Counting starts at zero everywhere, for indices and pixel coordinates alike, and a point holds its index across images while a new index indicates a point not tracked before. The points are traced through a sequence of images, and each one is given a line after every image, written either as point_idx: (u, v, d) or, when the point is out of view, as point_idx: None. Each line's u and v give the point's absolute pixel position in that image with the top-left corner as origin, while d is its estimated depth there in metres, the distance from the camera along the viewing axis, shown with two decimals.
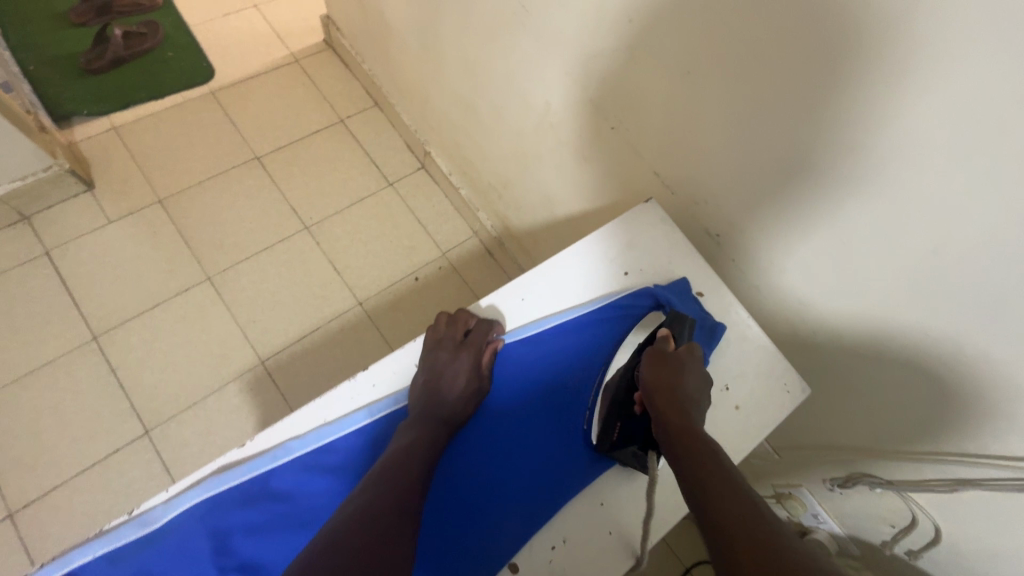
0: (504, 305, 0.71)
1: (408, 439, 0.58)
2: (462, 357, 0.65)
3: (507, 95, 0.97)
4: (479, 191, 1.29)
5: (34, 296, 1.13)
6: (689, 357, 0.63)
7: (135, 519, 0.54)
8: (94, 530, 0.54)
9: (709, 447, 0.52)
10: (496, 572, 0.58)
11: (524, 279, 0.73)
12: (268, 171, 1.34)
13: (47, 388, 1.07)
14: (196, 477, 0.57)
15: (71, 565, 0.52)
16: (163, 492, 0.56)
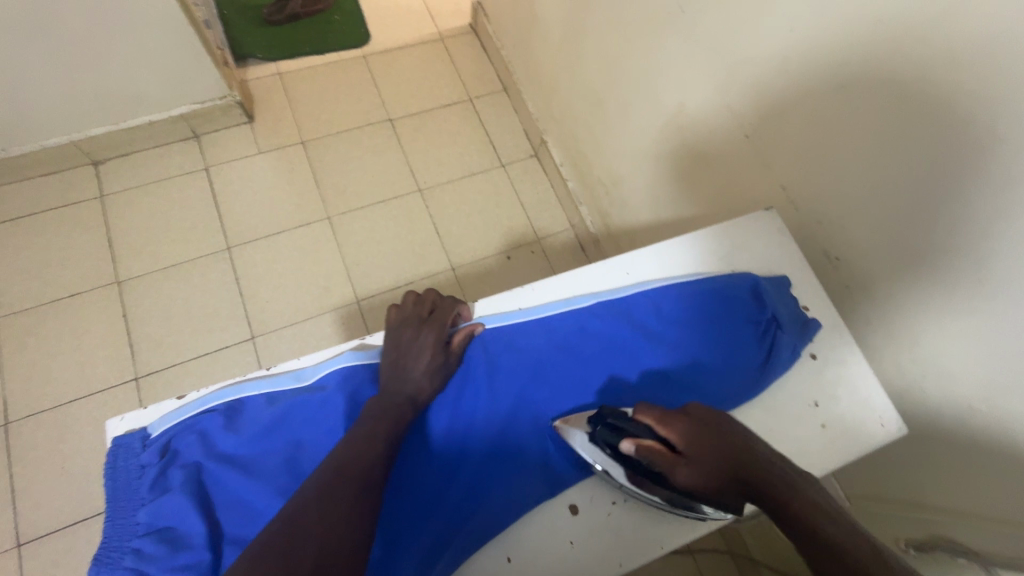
0: (609, 270, 0.71)
1: (373, 406, 0.53)
2: (426, 335, 0.59)
3: (640, 94, 0.99)
4: (586, 186, 1.32)
5: (189, 202, 1.31)
6: (680, 434, 0.53)
7: (292, 372, 0.55)
8: (258, 371, 0.54)
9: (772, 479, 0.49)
10: (551, 507, 0.57)
11: (635, 253, 0.73)
12: (397, 133, 1.46)
13: (183, 281, 1.23)
14: (353, 346, 0.59)
15: (240, 394, 0.52)
16: (316, 355, 0.57)
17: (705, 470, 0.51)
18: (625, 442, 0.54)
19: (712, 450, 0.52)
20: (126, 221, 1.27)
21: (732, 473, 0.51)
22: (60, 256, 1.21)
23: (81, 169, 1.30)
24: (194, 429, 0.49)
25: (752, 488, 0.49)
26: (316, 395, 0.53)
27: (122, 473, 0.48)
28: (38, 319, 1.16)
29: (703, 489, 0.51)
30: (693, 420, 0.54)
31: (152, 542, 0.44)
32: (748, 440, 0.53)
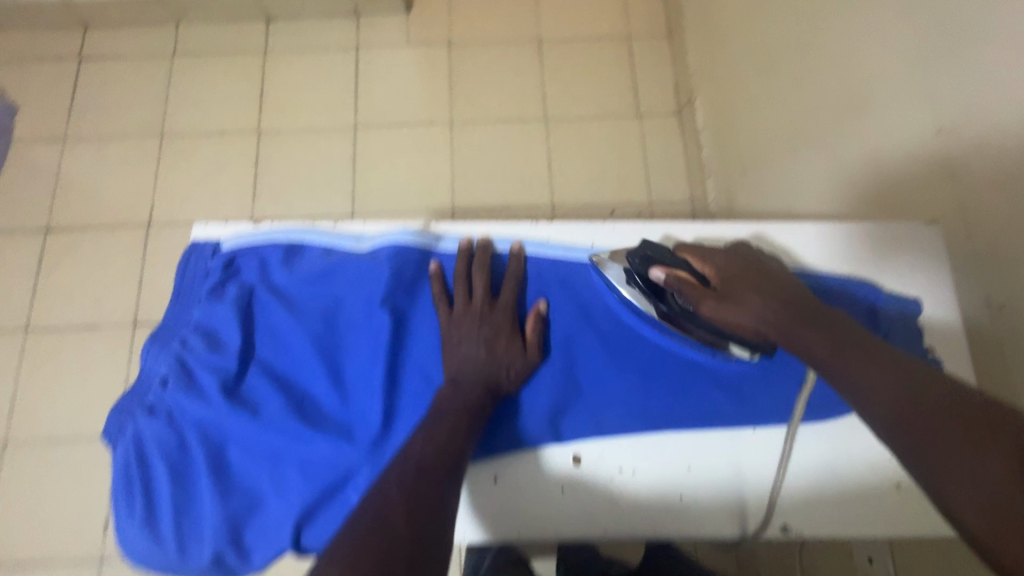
0: (697, 234, 0.61)
1: (445, 391, 0.45)
2: (497, 324, 0.49)
3: (821, 61, 0.83)
4: (722, 159, 1.18)
5: (334, 76, 1.38)
6: (721, 263, 0.49)
7: (354, 232, 0.53)
8: (324, 221, 0.54)
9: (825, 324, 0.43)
10: (554, 454, 0.50)
11: (731, 225, 0.63)
12: (542, 56, 1.40)
13: (311, 146, 1.32)
14: (416, 224, 0.54)
15: (301, 236, 0.52)
16: (379, 223, 0.54)
17: (741, 300, 0.47)
18: (656, 269, 0.51)
19: (745, 279, 0.48)
20: (279, 80, 1.37)
21: (774, 305, 0.46)
22: (222, 98, 1.35)
23: (255, 23, 1.41)
24: (254, 255, 0.52)
25: (792, 318, 0.45)
26: (363, 260, 0.51)
27: (190, 271, 0.52)
28: (193, 147, 1.31)
29: (732, 320, 0.47)
30: (731, 257, 0.51)
31: (193, 337, 0.48)
32: (783, 277, 0.49)
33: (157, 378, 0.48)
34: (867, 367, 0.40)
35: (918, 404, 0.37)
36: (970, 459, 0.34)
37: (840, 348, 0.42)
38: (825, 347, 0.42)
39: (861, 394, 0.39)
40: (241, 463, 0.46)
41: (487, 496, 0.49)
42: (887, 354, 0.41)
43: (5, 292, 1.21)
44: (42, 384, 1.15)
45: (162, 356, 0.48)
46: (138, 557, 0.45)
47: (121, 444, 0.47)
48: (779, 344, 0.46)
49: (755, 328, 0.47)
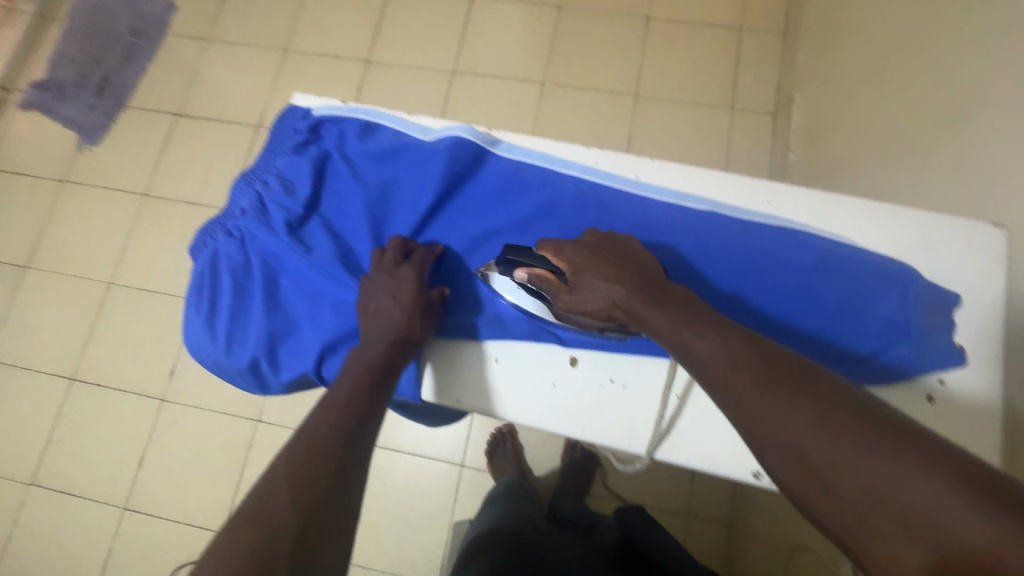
0: (748, 187, 0.55)
1: (354, 358, 0.49)
2: (391, 298, 0.50)
3: (935, 65, 0.78)
4: (808, 163, 1.14)
5: (446, 21, 1.45)
6: (572, 255, 0.47)
7: (423, 125, 0.59)
8: (399, 111, 0.60)
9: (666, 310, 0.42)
10: (552, 353, 0.52)
11: (799, 188, 0.55)
12: (647, 34, 1.40)
13: (410, 83, 1.41)
14: (481, 127, 0.58)
15: (379, 119, 0.59)
16: (447, 122, 0.60)
17: (591, 290, 0.45)
18: (517, 272, 0.49)
19: (598, 270, 0.46)
20: (395, 17, 1.46)
21: (622, 286, 0.44)
22: (342, 25, 1.47)
23: None
24: (337, 124, 0.59)
25: (640, 298, 0.44)
26: (426, 147, 0.57)
27: (283, 128, 0.60)
28: (308, 65, 1.44)
29: (592, 311, 0.46)
30: (583, 242, 0.48)
31: (273, 181, 0.56)
32: (639, 258, 0.47)
33: (238, 208, 0.56)
34: (698, 340, 0.40)
35: (746, 370, 0.37)
36: (794, 419, 0.34)
37: (674, 326, 0.41)
38: (671, 323, 0.42)
39: (699, 368, 0.39)
40: (289, 293, 0.54)
41: (483, 372, 0.53)
42: (714, 324, 0.41)
43: (135, 159, 1.40)
44: (147, 242, 1.33)
45: (246, 191, 0.57)
46: (196, 347, 0.55)
47: (200, 257, 0.57)
48: (629, 322, 0.45)
49: (613, 314, 0.45)
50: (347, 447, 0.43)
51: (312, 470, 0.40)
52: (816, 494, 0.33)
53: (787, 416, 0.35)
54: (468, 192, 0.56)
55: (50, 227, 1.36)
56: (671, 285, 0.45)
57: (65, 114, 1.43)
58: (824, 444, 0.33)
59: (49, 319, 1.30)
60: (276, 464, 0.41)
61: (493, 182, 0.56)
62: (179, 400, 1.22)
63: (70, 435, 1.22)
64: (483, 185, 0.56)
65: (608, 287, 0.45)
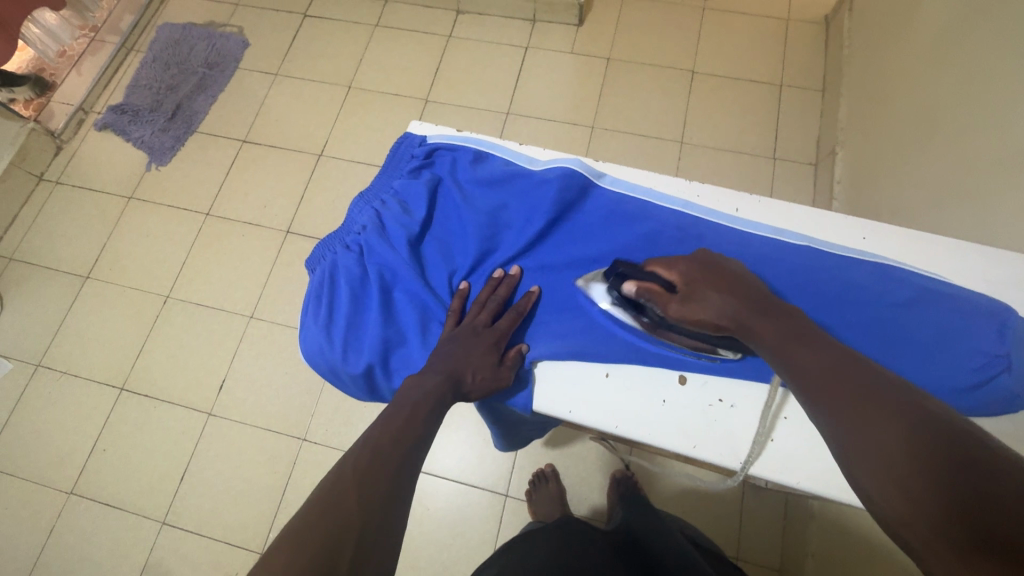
0: (842, 223, 0.59)
1: (413, 380, 0.50)
2: (472, 343, 0.53)
3: (991, 124, 0.83)
4: (854, 210, 1.18)
5: (501, 67, 1.54)
6: (684, 268, 0.52)
7: (530, 155, 0.64)
8: (508, 142, 0.65)
9: (773, 322, 0.47)
10: (661, 373, 0.55)
11: (891, 225, 0.58)
12: (692, 86, 1.48)
13: (466, 121, 1.49)
14: (585, 160, 0.63)
15: (490, 148, 0.64)
16: (552, 153, 0.64)
17: (706, 299, 0.50)
18: (626, 285, 0.53)
19: (709, 284, 0.51)
20: (454, 61, 1.56)
21: (731, 300, 0.49)
22: (404, 66, 1.56)
23: (446, 12, 1.62)
24: (450, 152, 0.63)
25: (747, 313, 0.48)
26: (535, 175, 0.61)
27: (398, 154, 0.65)
28: (370, 100, 1.53)
29: (701, 320, 0.50)
30: (692, 260, 0.53)
31: (391, 201, 0.60)
32: (743, 279, 0.52)
33: (358, 224, 0.60)
34: (797, 350, 0.44)
35: (843, 377, 0.40)
36: (881, 429, 0.36)
37: (778, 342, 0.45)
38: (773, 336, 0.46)
39: (798, 375, 0.43)
40: (403, 306, 0.57)
41: (594, 387, 0.56)
42: (815, 340, 0.44)
43: (200, 181, 1.47)
44: (206, 259, 1.38)
45: (364, 209, 0.61)
46: (310, 353, 0.57)
47: (318, 268, 0.60)
48: (735, 334, 0.49)
49: (723, 324, 0.49)
50: (408, 459, 0.43)
51: (378, 475, 0.41)
52: (888, 488, 0.34)
53: (873, 427, 0.37)
54: (572, 219, 0.61)
55: (113, 240, 1.41)
56: (771, 305, 0.49)
57: (138, 136, 1.52)
58: (908, 452, 0.34)
59: (103, 328, 1.33)
60: (345, 462, 0.41)
61: (598, 211, 0.60)
62: (226, 415, 1.23)
63: (114, 445, 1.22)
64: (587, 213, 0.61)
65: (721, 297, 0.50)
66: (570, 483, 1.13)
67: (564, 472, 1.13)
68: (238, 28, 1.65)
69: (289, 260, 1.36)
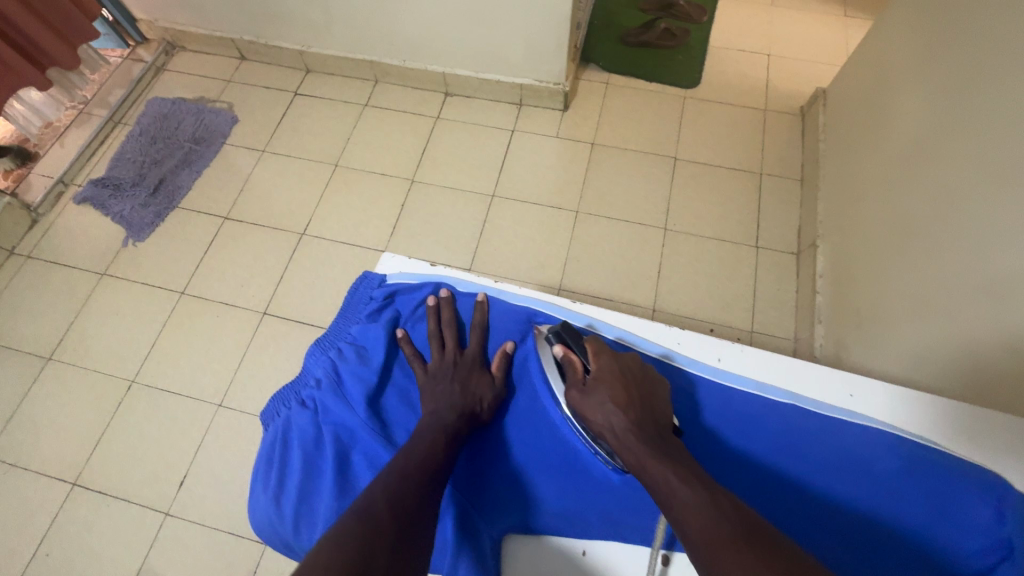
0: (822, 379, 0.62)
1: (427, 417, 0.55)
2: (469, 373, 0.60)
3: (966, 244, 0.85)
4: (837, 307, 1.18)
5: (487, 149, 1.57)
6: (605, 363, 0.57)
7: (494, 288, 0.68)
8: (471, 275, 0.68)
9: (657, 455, 0.50)
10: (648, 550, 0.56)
11: (869, 380, 0.62)
12: (674, 172, 1.51)
13: (451, 202, 1.49)
14: (550, 301, 0.67)
15: (455, 285, 0.67)
16: (517, 287, 0.68)
17: (604, 398, 0.55)
18: (556, 348, 0.61)
19: (617, 387, 0.55)
20: (441, 142, 1.58)
21: (624, 416, 0.53)
22: (391, 145, 1.58)
23: (435, 94, 1.66)
24: (411, 293, 0.65)
25: (633, 436, 0.52)
26: (505, 318, 0.65)
27: (356, 295, 0.65)
28: (355, 179, 1.53)
29: (590, 417, 0.56)
30: (620, 359, 0.58)
31: (349, 350, 0.60)
32: (657, 406, 0.55)
33: (313, 377, 0.58)
34: (680, 485, 0.47)
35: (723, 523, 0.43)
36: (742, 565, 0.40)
37: (645, 457, 0.50)
38: (659, 468, 0.49)
39: (673, 505, 0.46)
40: (361, 469, 0.53)
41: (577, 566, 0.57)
42: (704, 483, 0.47)
43: (177, 258, 1.43)
44: (177, 341, 1.33)
45: (321, 359, 0.60)
46: (261, 525, 0.53)
47: (272, 425, 0.57)
48: (618, 449, 0.53)
49: (606, 433, 0.54)
50: (423, 504, 0.46)
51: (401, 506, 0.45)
52: None
53: (731, 554, 0.41)
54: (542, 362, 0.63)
55: (81, 319, 1.36)
56: (670, 440, 0.52)
57: (117, 210, 1.49)
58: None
59: (61, 415, 1.25)
60: (375, 485, 0.47)
61: None
62: (185, 514, 1.15)
63: (59, 548, 1.13)
64: None
65: (619, 406, 0.54)
66: None
67: None
68: (228, 105, 1.67)
69: (264, 345, 1.31)
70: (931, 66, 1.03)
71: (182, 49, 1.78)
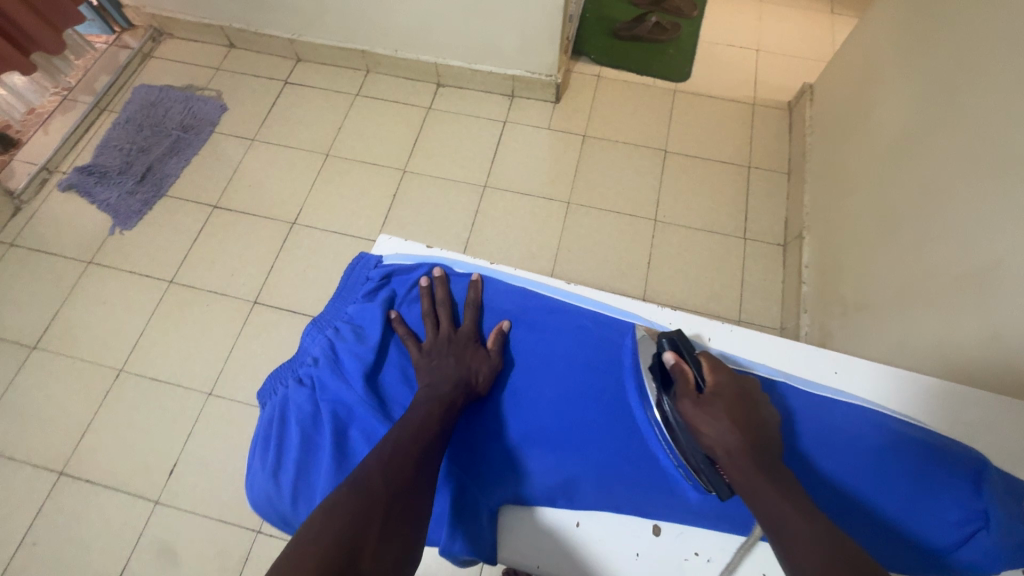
0: (811, 356, 0.66)
1: (421, 391, 0.55)
2: (462, 346, 0.60)
3: (946, 233, 0.88)
4: (822, 296, 1.21)
5: (479, 139, 1.57)
6: (724, 379, 0.54)
7: (490, 269, 0.69)
8: (468, 256, 0.69)
9: (774, 487, 0.46)
10: (640, 519, 0.59)
11: (853, 359, 0.66)
12: (664, 164, 1.52)
13: (443, 192, 1.50)
14: (542, 281, 0.70)
15: (452, 265, 0.68)
16: (512, 268, 0.70)
17: (722, 416, 0.51)
18: (668, 357, 0.57)
19: (735, 409, 0.52)
20: (433, 133, 1.58)
21: (738, 438, 0.50)
22: (382, 136, 1.58)
23: (427, 84, 1.66)
24: (407, 272, 0.66)
25: (748, 460, 0.48)
26: (501, 297, 0.66)
27: (353, 275, 0.66)
28: (347, 169, 1.53)
29: (702, 430, 0.51)
30: (736, 377, 0.55)
31: (345, 328, 0.60)
32: (771, 432, 0.51)
33: (310, 355, 0.58)
34: (798, 523, 0.44)
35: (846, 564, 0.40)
36: None
37: (758, 484, 0.47)
38: (776, 501, 0.45)
39: (793, 544, 0.43)
40: (358, 446, 0.54)
41: (572, 537, 0.58)
42: (826, 521, 0.44)
43: (166, 247, 1.42)
44: (165, 330, 1.32)
45: (318, 338, 0.60)
46: (258, 502, 0.54)
47: (269, 404, 0.58)
48: (726, 469, 0.50)
49: (717, 451, 0.50)
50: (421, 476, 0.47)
51: (387, 486, 0.45)
52: None
53: None
54: (539, 339, 0.64)
55: (66, 308, 1.34)
56: (783, 467, 0.49)
57: (103, 198, 1.47)
58: None
59: (47, 404, 1.24)
60: (366, 460, 0.46)
61: (566, 327, 0.65)
62: (175, 503, 1.14)
63: (46, 538, 1.12)
64: (557, 330, 0.65)
65: (734, 428, 0.50)
66: None
67: None
68: (217, 92, 1.65)
69: (255, 333, 1.31)
70: (916, 60, 1.05)
71: (169, 36, 1.75)
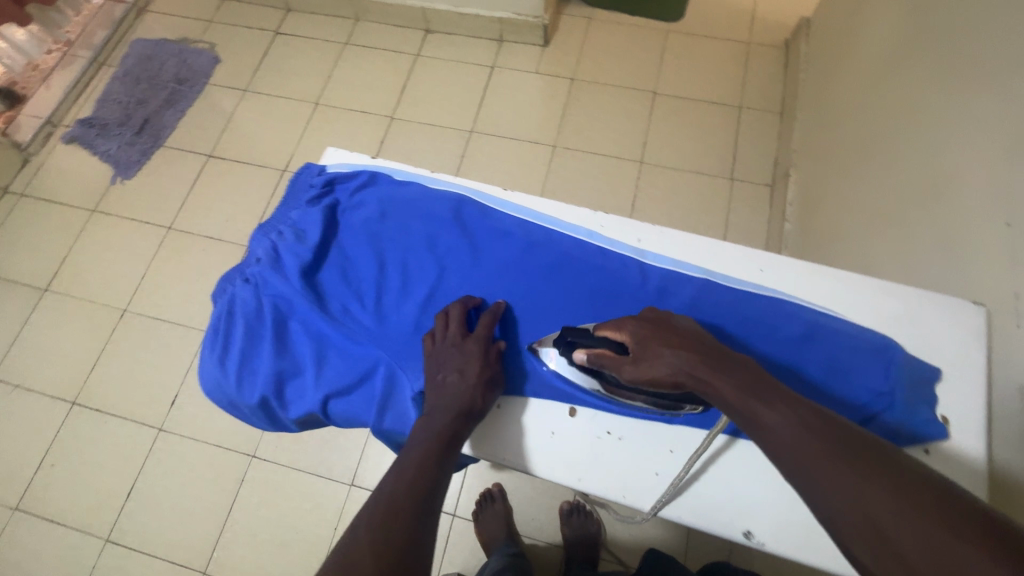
0: (740, 256, 0.64)
1: (423, 419, 0.53)
2: (462, 354, 0.56)
3: (916, 152, 0.86)
4: (803, 232, 1.20)
5: (466, 85, 1.56)
6: (633, 328, 0.52)
7: (427, 176, 0.70)
8: (406, 164, 0.71)
9: (734, 383, 0.46)
10: (555, 403, 0.60)
11: (783, 257, 0.64)
12: (653, 106, 1.50)
13: (430, 138, 1.51)
14: (476, 186, 0.69)
15: (390, 172, 0.70)
16: (450, 176, 0.70)
17: (656, 362, 0.49)
18: (577, 353, 0.54)
19: (661, 346, 0.50)
20: (420, 79, 1.58)
21: (683, 355, 0.48)
22: (371, 84, 1.58)
23: (415, 31, 1.65)
24: (347, 180, 0.69)
25: (702, 369, 0.47)
26: (432, 201, 0.66)
27: (299, 183, 0.70)
28: (336, 117, 1.55)
29: (656, 378, 0.49)
30: (643, 317, 0.54)
31: (287, 232, 0.65)
32: (706, 337, 0.51)
33: (256, 256, 0.64)
34: (766, 412, 0.44)
35: (818, 441, 0.41)
36: (865, 489, 0.38)
37: (720, 388, 0.46)
38: (739, 397, 0.45)
39: (773, 438, 0.42)
40: (298, 337, 0.60)
41: (489, 420, 0.60)
42: (787, 398, 0.44)
43: (165, 195, 1.47)
44: (165, 273, 1.38)
45: (262, 241, 0.65)
46: (210, 386, 0.61)
47: (219, 301, 0.64)
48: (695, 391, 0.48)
49: (680, 382, 0.48)
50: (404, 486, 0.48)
51: (390, 534, 0.45)
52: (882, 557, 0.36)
53: (856, 480, 0.38)
54: (467, 241, 0.65)
55: (74, 253, 1.42)
56: (737, 359, 0.48)
57: (104, 149, 1.53)
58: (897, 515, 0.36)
59: (60, 340, 1.33)
60: (358, 521, 0.46)
61: (493, 229, 0.65)
62: (178, 430, 1.22)
63: (63, 460, 1.22)
64: (484, 231, 0.65)
65: (672, 358, 0.49)
66: (517, 504, 1.14)
67: (512, 493, 1.14)
68: (209, 44, 1.68)
69: None
70: None
71: None
